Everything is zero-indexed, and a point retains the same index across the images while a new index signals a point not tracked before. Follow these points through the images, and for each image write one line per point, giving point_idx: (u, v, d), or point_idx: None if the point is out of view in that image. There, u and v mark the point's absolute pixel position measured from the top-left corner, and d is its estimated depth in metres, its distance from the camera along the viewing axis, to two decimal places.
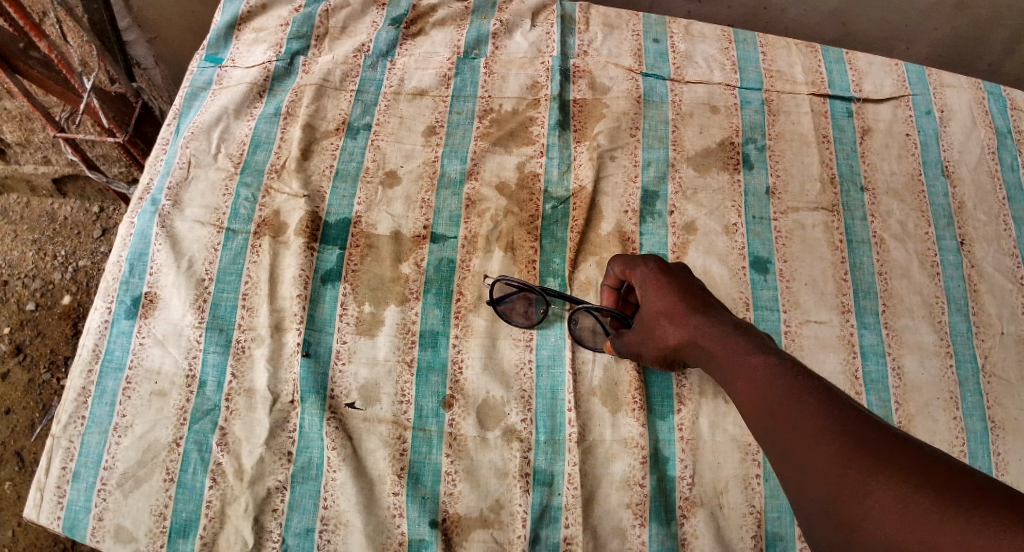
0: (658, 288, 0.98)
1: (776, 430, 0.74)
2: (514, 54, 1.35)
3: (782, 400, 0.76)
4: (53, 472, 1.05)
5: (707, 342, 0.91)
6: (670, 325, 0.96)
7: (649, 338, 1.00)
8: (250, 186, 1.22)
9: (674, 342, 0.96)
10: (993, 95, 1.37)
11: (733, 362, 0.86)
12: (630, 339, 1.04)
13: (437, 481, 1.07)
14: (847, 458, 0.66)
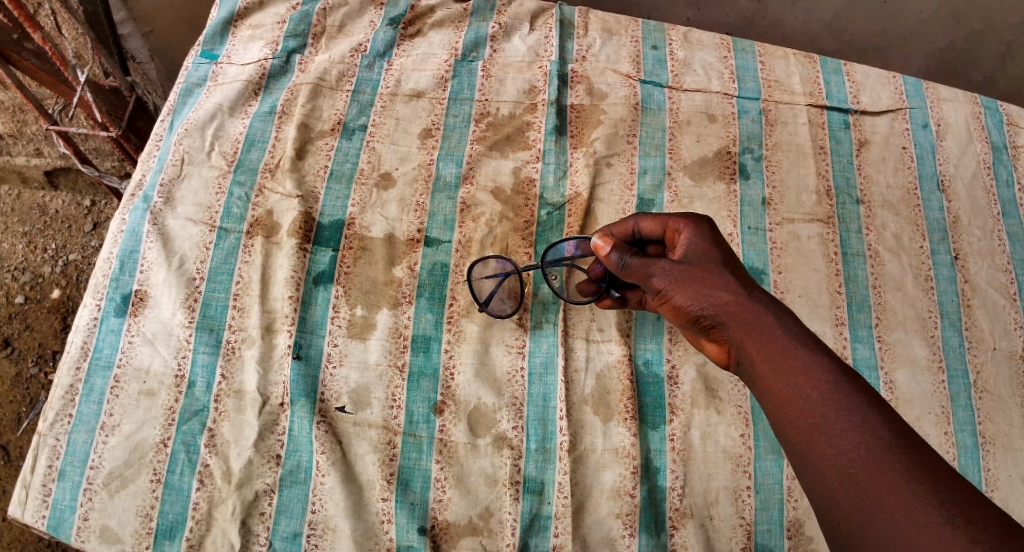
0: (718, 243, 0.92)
1: (795, 427, 0.76)
2: (511, 58, 1.34)
3: (802, 388, 0.77)
4: (39, 470, 1.04)
5: (746, 305, 0.84)
6: (715, 270, 0.87)
7: (681, 268, 0.88)
8: (243, 184, 1.21)
9: (709, 284, 0.86)
10: (990, 110, 1.37)
11: (761, 335, 0.82)
12: (652, 259, 0.90)
13: (427, 488, 1.06)
14: (863, 464, 0.70)
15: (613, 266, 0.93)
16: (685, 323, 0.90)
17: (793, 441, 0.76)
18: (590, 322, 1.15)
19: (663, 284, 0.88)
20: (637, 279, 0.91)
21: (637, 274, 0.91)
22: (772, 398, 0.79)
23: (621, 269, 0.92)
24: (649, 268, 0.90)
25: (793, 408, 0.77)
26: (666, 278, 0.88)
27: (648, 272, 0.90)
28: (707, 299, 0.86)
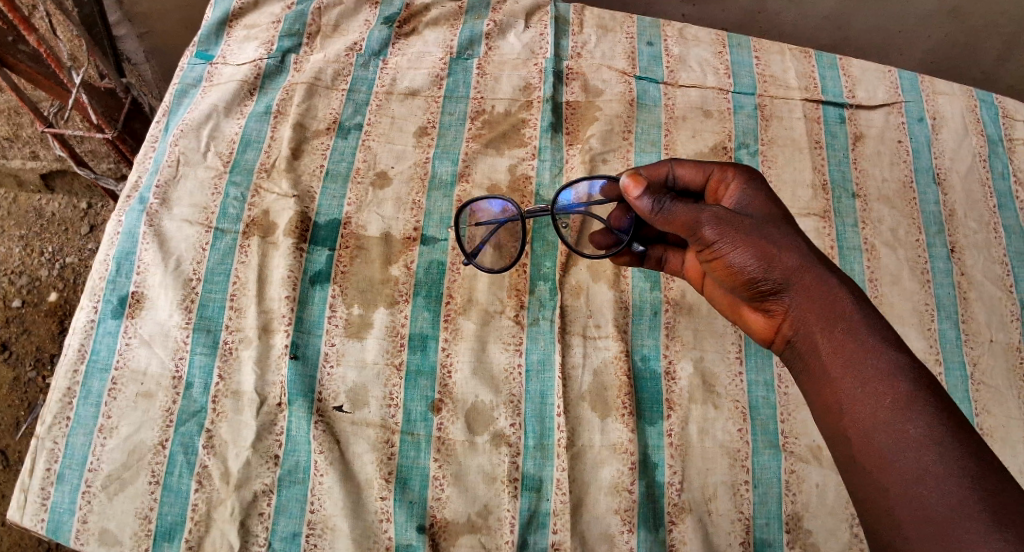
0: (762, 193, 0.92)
1: (835, 402, 0.78)
2: (506, 55, 1.34)
3: (851, 367, 0.77)
4: (37, 473, 1.04)
5: (810, 269, 0.82)
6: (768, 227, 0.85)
7: (727, 218, 0.85)
8: (238, 185, 1.20)
9: (761, 238, 0.84)
10: (985, 103, 1.37)
11: (821, 305, 0.81)
12: (700, 206, 0.86)
13: (425, 486, 1.06)
14: (893, 447, 0.71)
15: (648, 213, 0.91)
16: (730, 280, 0.87)
17: (837, 418, 0.77)
18: (587, 319, 1.15)
19: (710, 233, 0.84)
20: (680, 229, 0.87)
21: (680, 223, 0.87)
22: (822, 383, 0.80)
23: (662, 217, 0.89)
24: (695, 216, 0.85)
25: (845, 399, 0.77)
26: (714, 228, 0.84)
27: (693, 221, 0.86)
28: (761, 253, 0.83)
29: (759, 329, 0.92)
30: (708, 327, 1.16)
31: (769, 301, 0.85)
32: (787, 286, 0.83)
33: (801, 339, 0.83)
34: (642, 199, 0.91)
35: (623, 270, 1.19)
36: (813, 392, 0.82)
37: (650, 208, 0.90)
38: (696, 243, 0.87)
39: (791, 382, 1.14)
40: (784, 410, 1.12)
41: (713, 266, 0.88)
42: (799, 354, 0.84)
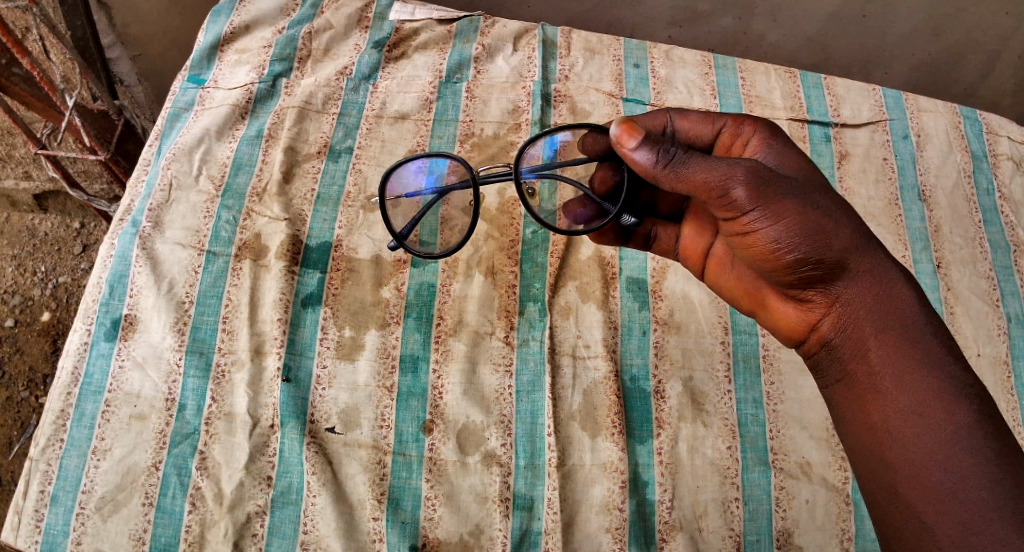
0: (777, 136, 0.93)
1: (872, 403, 0.80)
2: (495, 78, 1.36)
3: (900, 372, 0.79)
4: (31, 495, 1.04)
5: (862, 253, 0.82)
6: (812, 193, 0.82)
7: (759, 176, 0.79)
8: (230, 208, 1.22)
9: (806, 208, 0.80)
10: (969, 120, 1.39)
11: (875, 301, 0.82)
12: (733, 162, 0.80)
13: (417, 507, 1.07)
14: (925, 454, 0.75)
15: (662, 169, 0.83)
16: (765, 259, 0.83)
17: (870, 418, 0.80)
18: (577, 339, 1.17)
19: (748, 199, 0.79)
20: (701, 191, 0.81)
21: (705, 185, 0.80)
22: (868, 394, 0.81)
23: (677, 174, 0.82)
24: (726, 174, 0.79)
25: (895, 416, 0.78)
26: (747, 188, 0.79)
27: (722, 181, 0.79)
28: (812, 228, 0.80)
29: (789, 316, 0.90)
30: (696, 346, 1.17)
31: (812, 284, 0.84)
32: (839, 267, 0.81)
33: (846, 337, 0.83)
34: (643, 149, 0.84)
35: (611, 291, 1.21)
36: (851, 397, 0.83)
37: (659, 161, 0.83)
38: (725, 211, 0.81)
39: (780, 398, 1.15)
40: (772, 427, 1.13)
41: (742, 240, 0.83)
42: (844, 353, 0.84)
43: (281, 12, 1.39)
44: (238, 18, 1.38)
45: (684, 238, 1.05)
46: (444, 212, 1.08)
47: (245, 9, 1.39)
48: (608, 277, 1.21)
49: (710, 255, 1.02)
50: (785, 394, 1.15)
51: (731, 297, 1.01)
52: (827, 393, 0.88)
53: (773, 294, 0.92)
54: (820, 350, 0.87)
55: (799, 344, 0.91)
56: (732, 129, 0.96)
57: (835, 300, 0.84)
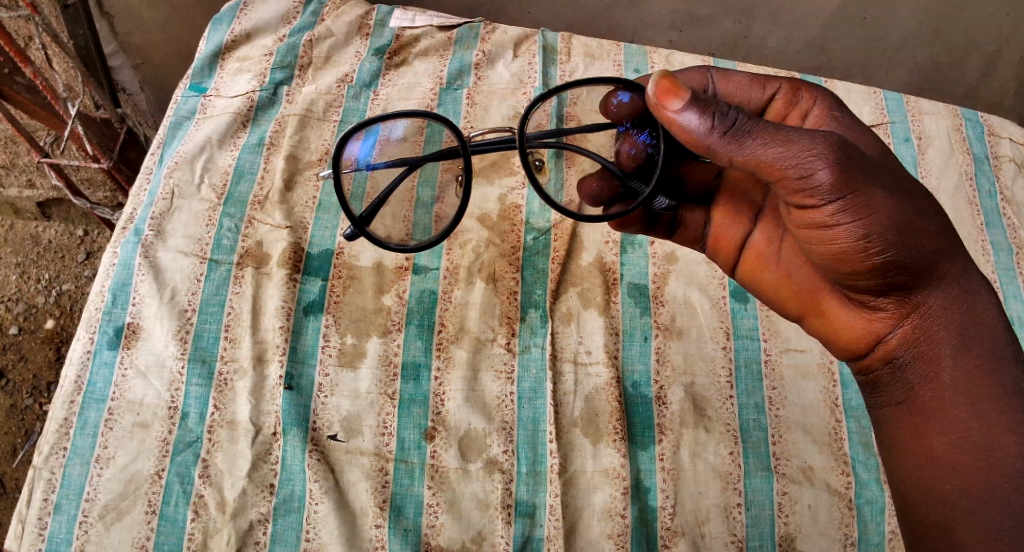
0: (840, 108, 0.93)
1: (928, 414, 0.80)
2: (496, 85, 1.36)
3: (965, 387, 0.78)
4: (34, 503, 1.03)
5: (949, 257, 0.79)
6: (902, 186, 0.77)
7: (847, 159, 0.73)
8: (232, 216, 1.22)
9: (895, 202, 0.75)
10: (971, 122, 1.39)
11: (956, 311, 0.80)
12: (810, 135, 0.74)
13: (419, 513, 1.07)
14: (971, 468, 0.76)
15: (722, 141, 0.76)
16: (843, 256, 0.78)
17: (922, 427, 0.81)
18: (578, 345, 1.17)
19: (835, 191, 0.73)
20: (772, 167, 0.75)
21: (781, 163, 0.74)
22: (931, 422, 0.80)
23: (740, 145, 0.75)
24: (807, 152, 0.73)
25: (959, 450, 0.77)
26: (833, 170, 0.72)
27: (803, 160, 0.73)
28: (904, 225, 0.75)
29: (851, 319, 0.86)
30: (698, 351, 1.17)
31: (891, 289, 0.80)
32: (927, 268, 0.78)
33: (919, 357, 0.81)
34: (694, 111, 0.78)
35: (613, 297, 1.21)
36: (910, 422, 0.82)
37: (716, 128, 0.76)
38: (802, 197, 0.75)
39: (782, 403, 1.15)
40: (775, 432, 1.13)
41: (818, 232, 0.78)
42: (914, 373, 0.81)
43: (281, 20, 1.40)
44: (239, 27, 1.38)
45: (720, 223, 1.00)
46: (438, 210, 1.02)
47: (246, 17, 1.39)
48: (609, 283, 1.22)
49: (749, 244, 0.98)
50: (787, 399, 1.15)
51: (777, 295, 0.96)
52: (880, 413, 0.86)
53: (832, 296, 0.88)
54: (884, 366, 0.85)
55: (858, 351, 0.87)
56: (787, 96, 0.96)
57: (913, 307, 0.80)
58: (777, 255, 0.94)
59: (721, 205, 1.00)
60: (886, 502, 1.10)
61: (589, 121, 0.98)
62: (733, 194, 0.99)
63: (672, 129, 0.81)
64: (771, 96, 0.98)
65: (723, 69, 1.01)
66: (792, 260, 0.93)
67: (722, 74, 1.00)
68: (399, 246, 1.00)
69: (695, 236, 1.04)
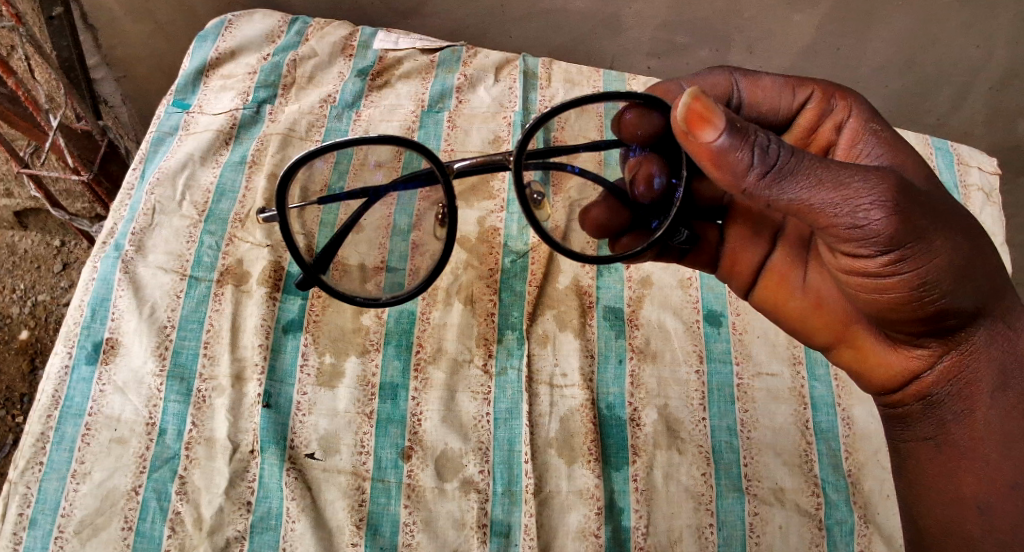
0: (876, 118, 0.94)
1: (961, 450, 0.82)
2: (476, 108, 1.38)
3: (1002, 427, 0.79)
4: (9, 518, 1.03)
5: (993, 298, 0.81)
6: (957, 226, 0.77)
7: (906, 205, 0.72)
8: (214, 234, 1.23)
9: (953, 247, 0.75)
10: (941, 151, 1.43)
11: (996, 350, 0.80)
12: (867, 175, 0.72)
13: (396, 532, 1.08)
14: (995, 504, 0.79)
15: (759, 183, 0.74)
16: (892, 302, 0.78)
17: (952, 461, 0.82)
18: (554, 367, 1.19)
19: (894, 241, 0.72)
20: (822, 213, 0.73)
21: (832, 210, 0.73)
22: (962, 461, 0.81)
23: (782, 191, 0.73)
24: (861, 199, 0.71)
25: (988, 491, 0.80)
26: (891, 219, 0.71)
27: (857, 208, 0.72)
28: (956, 274, 0.76)
29: (888, 356, 0.87)
30: (672, 375, 1.19)
31: (935, 330, 0.81)
32: (970, 312, 0.79)
33: (956, 394, 0.82)
34: (731, 144, 0.74)
35: (589, 320, 1.23)
36: (939, 458, 0.84)
37: (755, 169, 0.73)
38: (853, 244, 0.75)
39: (754, 426, 1.17)
40: (747, 453, 1.15)
41: (866, 279, 0.78)
42: (950, 410, 0.83)
43: (266, 39, 1.41)
44: (223, 44, 1.39)
45: (739, 243, 1.01)
46: (414, 237, 1.02)
47: (231, 35, 1.40)
48: (585, 306, 1.24)
49: (769, 266, 0.99)
50: (758, 421, 1.17)
51: (806, 324, 0.96)
52: (907, 447, 0.88)
53: (868, 331, 0.88)
54: (916, 402, 0.85)
55: (891, 386, 0.88)
56: (818, 107, 0.97)
57: (957, 344, 0.81)
58: (804, 279, 0.95)
59: (738, 226, 1.01)
60: (855, 522, 1.12)
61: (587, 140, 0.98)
62: (748, 215, 1.01)
63: (703, 160, 0.77)
64: (802, 104, 0.98)
65: (748, 72, 1.00)
66: (823, 289, 0.92)
67: (748, 78, 0.99)
68: (366, 299, 1.01)
69: (711, 255, 1.05)
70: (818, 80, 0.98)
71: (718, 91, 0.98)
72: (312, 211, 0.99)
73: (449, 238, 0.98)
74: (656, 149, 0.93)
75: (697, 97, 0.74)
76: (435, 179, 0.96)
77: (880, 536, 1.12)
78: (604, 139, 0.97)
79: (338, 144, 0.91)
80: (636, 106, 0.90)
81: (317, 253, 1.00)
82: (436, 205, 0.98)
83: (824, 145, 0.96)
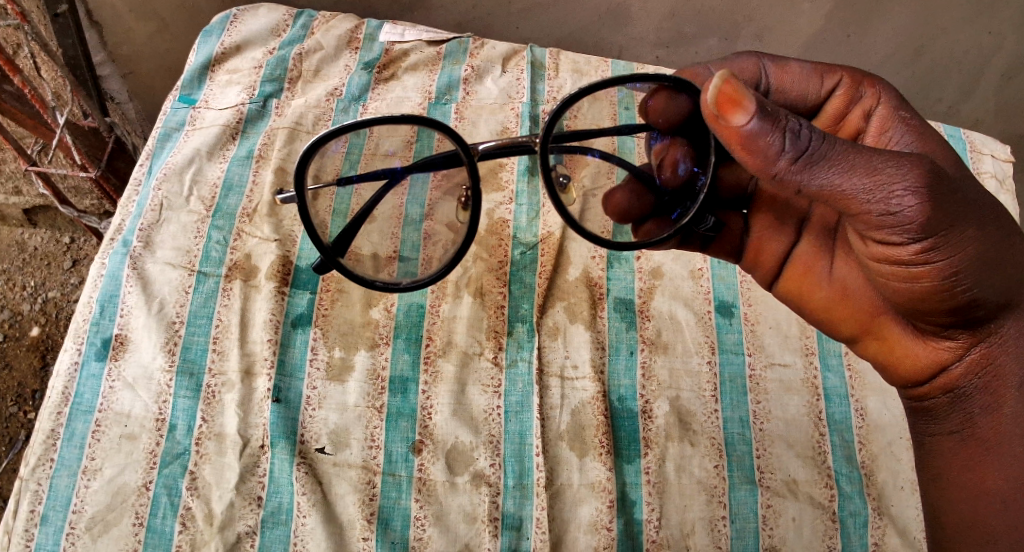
0: (905, 106, 0.93)
1: (984, 444, 0.81)
2: (483, 100, 1.38)
3: None
4: (21, 515, 1.03)
5: None
6: (990, 215, 0.75)
7: (940, 191, 0.70)
8: (221, 228, 1.23)
9: (984, 236, 0.74)
10: (953, 139, 1.41)
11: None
12: (901, 160, 0.71)
13: (407, 526, 1.07)
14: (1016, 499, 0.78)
15: (790, 168, 0.73)
16: (922, 291, 0.77)
17: (975, 455, 0.81)
18: (565, 360, 1.18)
19: (927, 228, 0.71)
20: (853, 199, 0.72)
21: (864, 197, 0.71)
22: (985, 456, 0.80)
23: (814, 177, 0.72)
24: (894, 185, 0.70)
25: (1011, 487, 0.78)
26: (925, 206, 0.70)
27: (890, 194, 0.70)
28: (988, 263, 0.74)
29: (915, 348, 0.86)
30: (683, 367, 1.18)
31: (964, 320, 0.79)
32: (1001, 302, 0.78)
33: (983, 388, 0.81)
34: (762, 128, 0.73)
35: (599, 311, 1.22)
36: (963, 453, 0.83)
37: (787, 153, 0.72)
38: (885, 232, 0.74)
39: (766, 418, 1.16)
40: (759, 446, 1.14)
41: (896, 267, 0.77)
42: (975, 404, 0.82)
43: (271, 33, 1.40)
44: (229, 39, 1.39)
45: (764, 233, 1.00)
46: (427, 226, 1.01)
47: (236, 29, 1.40)
48: (595, 298, 1.23)
49: (794, 256, 0.98)
50: (771, 413, 1.16)
51: (831, 315, 0.95)
52: (931, 441, 0.87)
53: (894, 322, 0.87)
54: (942, 395, 0.84)
55: (918, 378, 0.87)
56: (847, 94, 0.96)
57: (985, 335, 0.80)
58: (829, 270, 0.94)
59: (762, 215, 1.00)
60: (869, 514, 1.11)
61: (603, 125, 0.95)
62: (772, 204, 0.99)
63: (732, 144, 0.76)
64: (830, 91, 0.97)
65: (777, 58, 0.99)
66: (849, 280, 0.91)
67: (776, 63, 0.98)
68: (386, 284, 0.97)
69: (733, 244, 1.03)
70: (846, 67, 0.97)
71: (746, 74, 0.97)
72: (325, 196, 0.97)
73: (471, 222, 0.96)
74: (684, 133, 0.92)
75: (728, 80, 0.73)
76: (459, 160, 0.94)
77: (894, 528, 1.11)
78: (618, 126, 0.95)
79: (352, 126, 0.89)
80: (664, 89, 0.89)
81: (333, 238, 0.97)
82: (459, 188, 0.96)
83: (853, 132, 0.95)
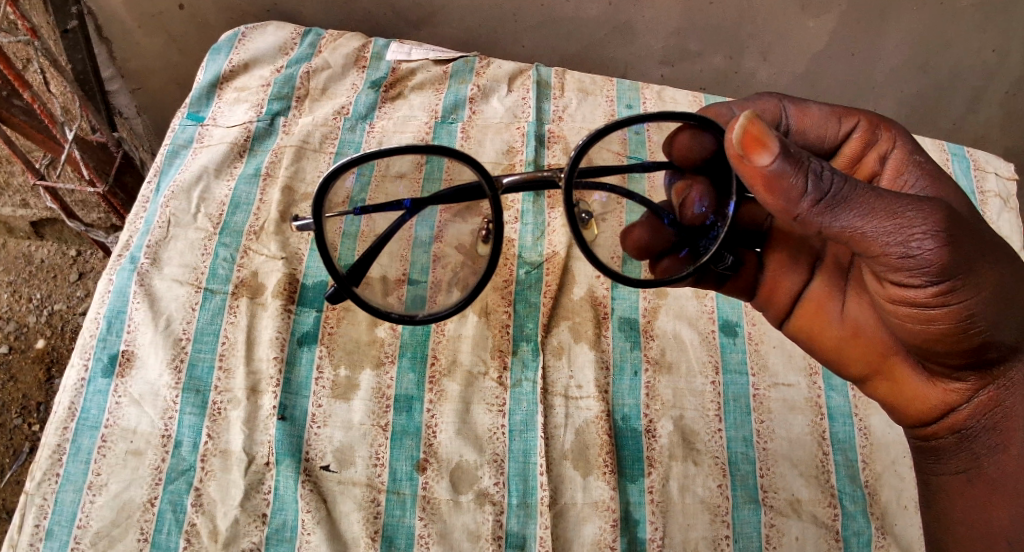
0: (919, 151, 0.94)
1: (988, 482, 0.81)
2: (489, 119, 1.39)
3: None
4: (26, 529, 1.03)
5: None
6: (1006, 258, 0.76)
7: (958, 235, 0.71)
8: (228, 246, 1.23)
9: (1000, 280, 0.74)
10: (957, 157, 1.42)
11: None
12: (920, 203, 0.72)
13: (411, 545, 1.07)
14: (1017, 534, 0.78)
15: (811, 210, 0.74)
16: (937, 333, 0.77)
17: (980, 492, 0.82)
18: (569, 379, 1.18)
19: (944, 271, 0.72)
20: (873, 241, 0.73)
21: (883, 239, 0.72)
22: (989, 492, 0.81)
23: (835, 218, 0.73)
24: (913, 228, 0.71)
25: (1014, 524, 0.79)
26: (942, 250, 0.71)
27: (909, 237, 0.71)
28: (1005, 305, 0.75)
29: (925, 389, 0.86)
30: (687, 386, 1.19)
31: (976, 362, 0.80)
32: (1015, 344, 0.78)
33: (990, 428, 0.81)
34: (784, 168, 0.73)
35: (603, 331, 1.23)
36: (971, 491, 0.83)
37: (809, 195, 0.73)
38: (903, 274, 0.74)
39: (770, 437, 1.16)
40: (763, 465, 1.14)
41: (912, 310, 0.77)
42: (982, 443, 0.82)
43: (279, 51, 1.42)
44: (237, 57, 1.40)
45: (778, 271, 1.00)
46: (436, 249, 1.01)
47: (244, 48, 1.41)
48: (600, 317, 1.24)
49: (806, 294, 0.98)
50: (775, 432, 1.17)
51: (842, 354, 0.95)
52: (939, 479, 0.88)
53: (906, 361, 0.88)
54: (950, 435, 0.85)
55: (925, 418, 0.87)
56: (863, 137, 0.96)
57: (995, 378, 0.80)
58: (841, 307, 0.94)
59: (777, 252, 1.00)
60: (872, 534, 1.11)
61: (615, 159, 0.96)
62: (788, 243, 1.00)
63: (755, 183, 0.77)
64: (847, 134, 0.98)
65: (796, 100, 1.00)
66: (860, 318, 0.92)
67: (796, 105, 0.99)
68: (400, 316, 1.00)
69: (748, 283, 1.03)
70: (864, 110, 0.98)
71: (767, 116, 0.97)
72: (335, 222, 0.97)
73: (494, 254, 0.99)
74: (705, 171, 0.94)
75: (752, 121, 0.74)
76: (482, 194, 0.97)
77: (898, 547, 1.11)
78: (629, 159, 0.96)
79: (359, 160, 0.91)
80: (688, 127, 0.92)
81: (346, 267, 0.98)
82: (481, 216, 0.99)
83: (867, 175, 0.96)
